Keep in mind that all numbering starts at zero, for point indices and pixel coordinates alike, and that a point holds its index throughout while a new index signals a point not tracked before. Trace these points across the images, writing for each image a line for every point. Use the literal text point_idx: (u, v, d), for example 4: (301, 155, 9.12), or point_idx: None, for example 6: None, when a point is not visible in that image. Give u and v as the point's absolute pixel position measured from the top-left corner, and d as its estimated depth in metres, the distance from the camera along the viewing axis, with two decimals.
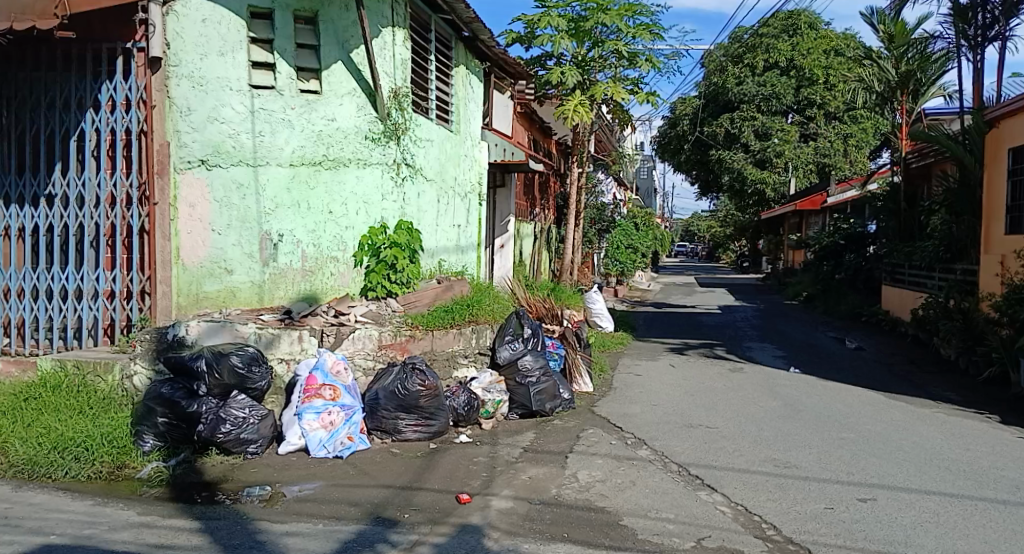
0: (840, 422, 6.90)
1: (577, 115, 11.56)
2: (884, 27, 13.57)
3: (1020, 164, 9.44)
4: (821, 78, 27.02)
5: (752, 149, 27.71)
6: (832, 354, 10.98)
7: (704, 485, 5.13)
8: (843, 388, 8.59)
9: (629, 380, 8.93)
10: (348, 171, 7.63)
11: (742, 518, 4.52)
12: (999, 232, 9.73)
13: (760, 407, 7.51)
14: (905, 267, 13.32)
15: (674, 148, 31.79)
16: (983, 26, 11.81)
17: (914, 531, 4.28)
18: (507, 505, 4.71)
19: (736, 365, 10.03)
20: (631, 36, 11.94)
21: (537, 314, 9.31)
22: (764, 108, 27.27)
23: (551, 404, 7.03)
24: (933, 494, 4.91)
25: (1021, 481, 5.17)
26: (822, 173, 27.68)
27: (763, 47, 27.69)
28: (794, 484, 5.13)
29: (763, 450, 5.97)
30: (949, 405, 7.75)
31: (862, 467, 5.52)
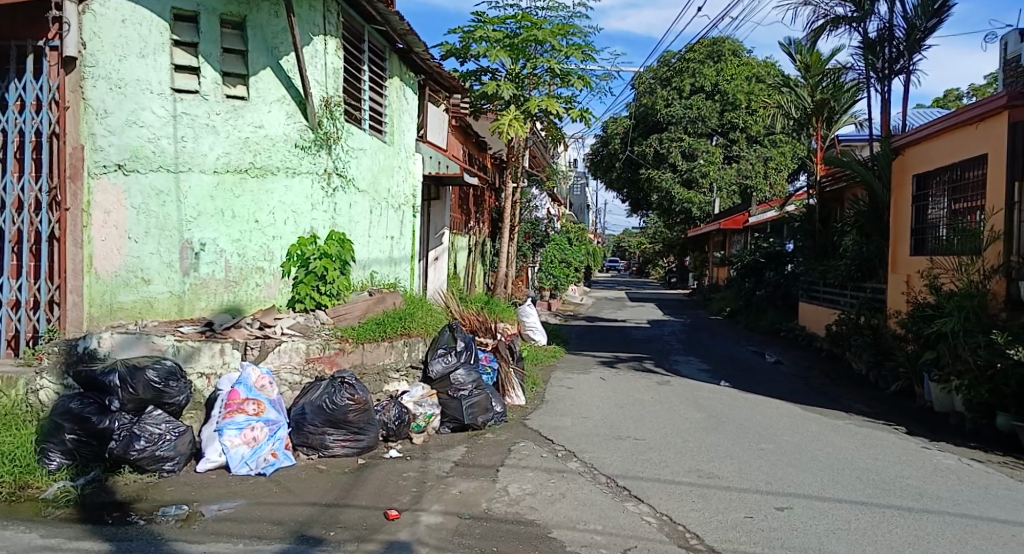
0: (761, 433, 7.16)
1: (511, 129, 11.65)
2: (801, 57, 14.24)
3: (924, 190, 10.02)
4: (743, 103, 28.13)
5: (679, 169, 28.65)
6: (753, 368, 11.38)
7: (632, 496, 5.23)
8: (763, 400, 8.91)
9: (560, 393, 9.00)
10: (276, 180, 7.48)
11: (667, 527, 4.63)
12: (905, 252, 10.33)
13: (686, 419, 7.72)
14: (821, 284, 13.97)
15: (606, 165, 32.48)
16: (889, 59, 12.56)
17: (827, 537, 4.47)
18: (436, 520, 4.67)
19: (664, 378, 10.28)
20: (563, 55, 12.12)
21: (471, 326, 9.30)
22: (690, 129, 28.23)
23: (483, 417, 7.01)
24: (844, 502, 5.14)
25: (925, 490, 5.47)
26: (744, 195, 28.77)
27: (689, 71, 28.70)
28: (717, 494, 5.28)
29: (688, 461, 6.12)
30: (860, 416, 8.14)
31: (780, 476, 5.74)
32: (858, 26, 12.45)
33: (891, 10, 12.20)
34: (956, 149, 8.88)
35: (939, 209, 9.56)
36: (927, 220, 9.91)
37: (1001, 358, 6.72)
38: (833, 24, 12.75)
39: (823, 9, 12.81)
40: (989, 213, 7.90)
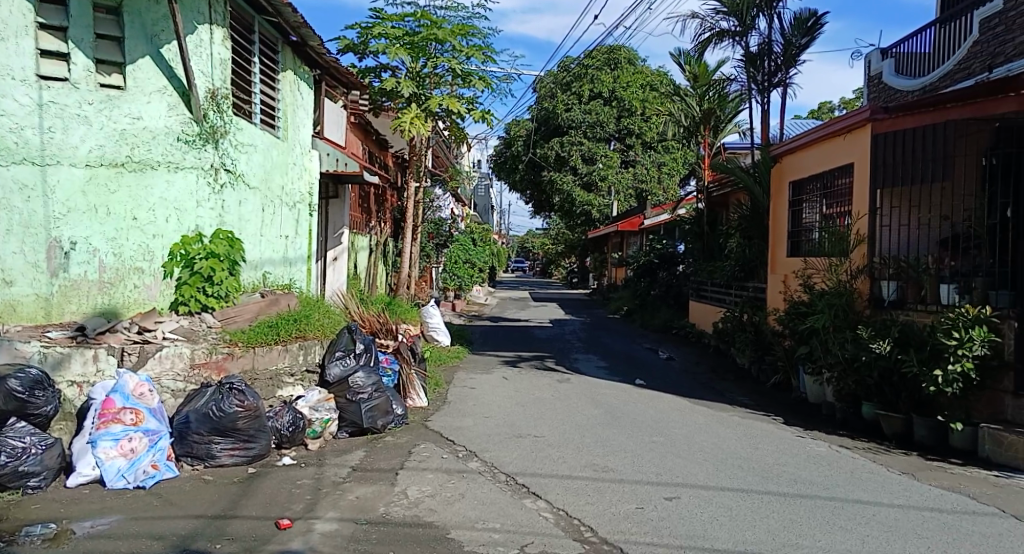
0: (653, 427, 7.44)
1: (413, 128, 11.53)
2: (690, 67, 14.92)
3: (798, 196, 10.74)
4: (639, 110, 29.12)
5: (579, 173, 29.35)
6: (647, 364, 11.81)
7: (530, 493, 5.30)
8: (656, 395, 9.26)
9: (463, 393, 9.02)
10: (156, 175, 7.06)
11: (563, 522, 4.72)
12: (782, 254, 11.03)
13: (584, 416, 7.91)
14: (708, 283, 14.68)
15: (509, 167, 32.79)
16: (768, 72, 13.38)
17: (711, 524, 4.71)
18: (331, 527, 4.56)
19: (564, 376, 10.49)
20: (464, 56, 12.09)
21: (371, 328, 9.14)
22: (589, 134, 28.94)
23: (383, 420, 6.88)
24: (727, 490, 5.42)
25: (799, 476, 5.86)
26: (640, 199, 29.77)
27: (588, 77, 29.45)
28: (610, 487, 5.44)
29: (585, 456, 6.27)
30: (744, 408, 8.62)
31: (669, 467, 5.99)
32: (741, 40, 13.18)
33: (770, 27, 12.99)
34: (827, 157, 9.52)
35: (812, 213, 10.24)
36: (801, 224, 10.61)
37: (865, 352, 7.27)
38: (718, 37, 13.42)
39: (709, 22, 13.46)
40: (856, 217, 8.56)
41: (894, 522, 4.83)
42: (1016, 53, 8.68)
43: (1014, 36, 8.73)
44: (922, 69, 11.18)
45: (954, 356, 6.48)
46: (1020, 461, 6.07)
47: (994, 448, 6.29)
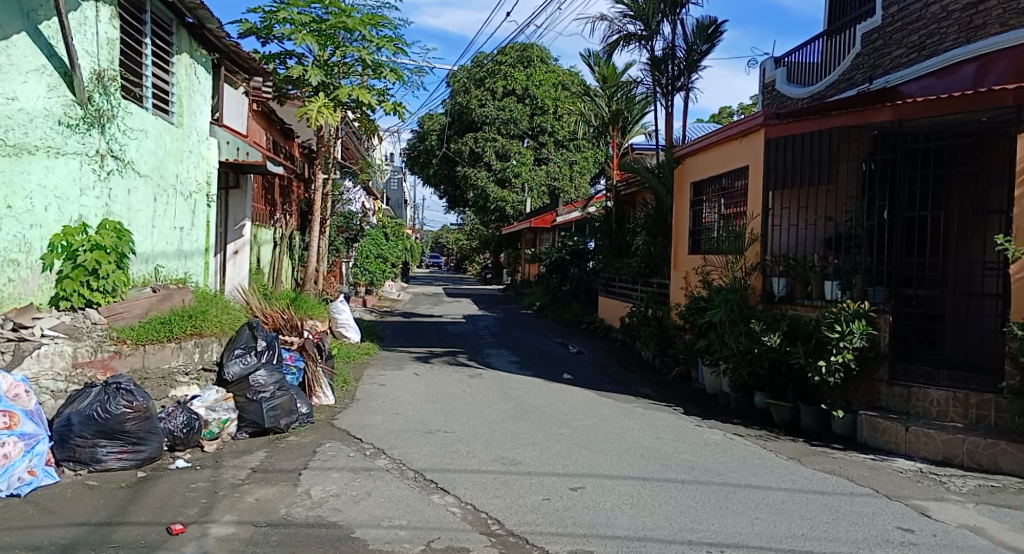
0: (561, 419, 7.58)
1: (320, 117, 11.21)
2: (598, 69, 15.22)
3: (699, 197, 11.20)
4: (551, 108, 29.54)
5: (493, 169, 29.43)
6: (557, 358, 12.00)
7: (438, 488, 5.28)
8: (565, 388, 9.43)
9: (371, 390, 8.88)
10: (33, 160, 6.53)
11: (470, 516, 4.73)
12: (684, 252, 11.46)
13: (494, 410, 7.96)
14: (617, 279, 15.06)
15: (422, 161, 32.43)
16: (672, 76, 13.86)
17: (613, 512, 4.84)
18: (228, 531, 4.39)
19: (475, 371, 10.51)
20: (375, 47, 11.87)
21: (275, 325, 8.85)
22: (503, 131, 29.10)
23: (286, 420, 6.70)
24: (630, 479, 5.59)
25: (696, 463, 6.12)
26: (552, 196, 30.19)
27: (501, 74, 29.59)
28: (518, 479, 5.49)
29: (494, 450, 6.31)
30: (647, 399, 8.91)
31: (576, 458, 6.12)
32: (646, 44, 13.58)
33: (674, 32, 13.44)
34: (725, 160, 9.96)
35: (711, 213, 10.68)
36: (701, 223, 11.06)
37: (757, 344, 7.66)
38: (625, 40, 13.78)
39: (616, 25, 13.78)
40: (750, 217, 9.01)
41: (782, 504, 5.11)
42: (893, 66, 9.35)
43: (891, 50, 9.40)
44: (813, 77, 11.84)
45: (836, 347, 6.94)
46: (893, 445, 6.56)
47: (870, 434, 6.77)
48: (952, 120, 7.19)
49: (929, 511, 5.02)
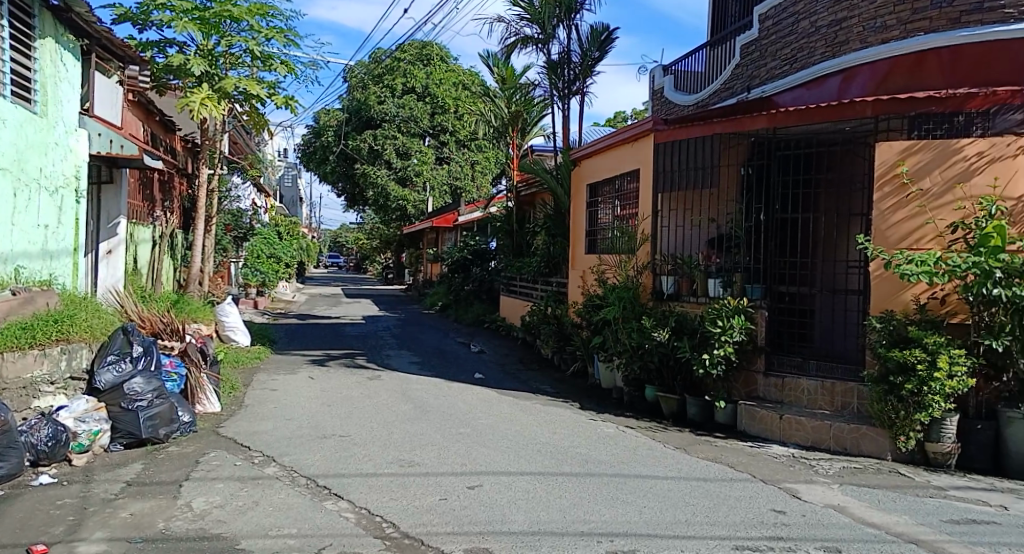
0: (460, 419, 7.58)
1: (204, 109, 10.67)
2: (497, 70, 15.34)
3: (594, 198, 11.49)
4: (452, 107, 29.54)
5: (393, 167, 29.04)
6: (458, 358, 11.99)
7: (331, 494, 5.15)
8: (464, 388, 9.43)
9: (262, 396, 8.55)
10: None
11: (364, 520, 4.65)
12: (581, 252, 11.73)
13: (392, 412, 7.86)
14: (518, 279, 15.21)
15: (318, 158, 31.47)
16: (568, 80, 14.18)
17: (510, 508, 4.90)
18: (98, 550, 4.11)
19: (373, 373, 10.34)
20: (263, 37, 11.42)
21: (153, 330, 8.36)
22: (403, 129, 28.81)
23: (166, 430, 6.35)
24: (527, 475, 5.66)
25: (590, 456, 6.28)
26: (454, 195, 30.12)
27: (400, 71, 29.23)
28: (415, 481, 5.45)
29: (390, 452, 6.23)
30: (545, 396, 9.05)
31: (474, 457, 6.14)
32: (543, 47, 13.81)
33: (569, 37, 13.75)
34: (618, 164, 10.29)
35: (606, 214, 10.99)
36: (597, 223, 11.36)
37: (647, 340, 7.96)
38: (522, 42, 13.95)
39: (513, 27, 13.92)
40: (641, 218, 9.34)
41: (669, 492, 5.34)
42: (769, 77, 9.94)
43: (766, 62, 9.99)
44: (698, 85, 12.41)
45: (718, 341, 7.32)
46: (769, 433, 6.99)
47: (749, 422, 7.20)
48: (819, 129, 7.75)
49: (799, 493, 5.38)
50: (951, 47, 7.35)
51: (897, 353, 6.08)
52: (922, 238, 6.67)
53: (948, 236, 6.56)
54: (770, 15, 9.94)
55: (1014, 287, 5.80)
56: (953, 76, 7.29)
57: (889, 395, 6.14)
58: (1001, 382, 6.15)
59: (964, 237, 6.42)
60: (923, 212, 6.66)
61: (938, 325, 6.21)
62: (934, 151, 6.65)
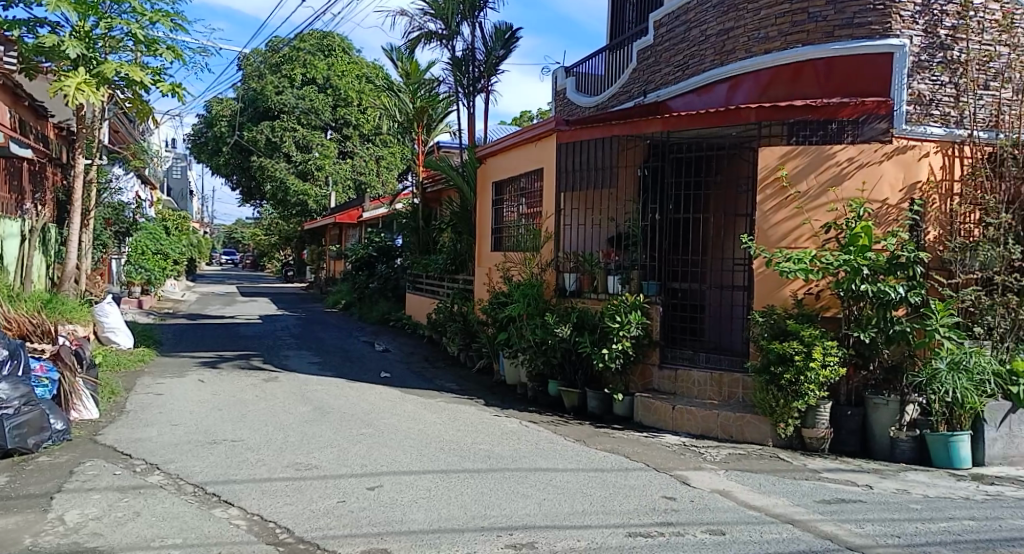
0: (361, 419, 7.45)
1: (81, 95, 9.96)
2: (401, 64, 15.16)
3: (499, 195, 11.57)
4: (355, 100, 28.97)
5: (293, 160, 28.15)
6: (360, 357, 11.78)
7: (221, 501, 4.95)
8: (366, 388, 9.28)
9: (147, 401, 8.09)
10: None
11: (256, 527, 4.49)
12: (487, 249, 11.79)
13: (289, 414, 7.63)
14: (423, 276, 15.11)
15: (211, 149, 30.04)
16: (473, 78, 14.21)
17: (409, 507, 4.86)
18: None
19: (270, 375, 9.99)
20: (148, 21, 10.78)
21: (20, 331, 7.76)
22: (303, 121, 28.02)
23: (36, 439, 5.91)
24: (428, 473, 5.64)
25: (492, 452, 6.33)
26: (358, 190, 29.53)
27: (299, 61, 28.37)
28: (311, 484, 5.31)
29: (286, 456, 6.05)
30: (450, 394, 9.04)
31: (374, 457, 6.05)
32: (447, 43, 13.77)
33: (473, 35, 13.77)
34: (522, 163, 10.41)
35: (511, 212, 11.10)
36: (502, 220, 11.45)
37: (550, 336, 8.10)
38: (425, 37, 13.85)
39: (417, 22, 13.81)
40: (545, 217, 9.49)
41: (567, 484, 5.46)
42: (664, 82, 10.32)
43: (661, 67, 10.36)
44: (598, 87, 12.72)
45: (616, 336, 7.55)
46: (663, 424, 7.28)
47: (644, 413, 7.46)
48: (709, 133, 8.15)
49: (688, 479, 5.63)
50: (825, 59, 7.88)
51: (777, 345, 6.46)
52: (799, 238, 7.14)
53: (822, 236, 7.07)
54: (664, 23, 10.32)
55: (879, 283, 6.30)
56: (826, 85, 7.88)
57: (770, 384, 6.51)
58: (868, 371, 6.64)
59: (836, 237, 6.92)
60: (801, 213, 7.13)
61: (813, 319, 6.65)
62: (810, 156, 7.12)
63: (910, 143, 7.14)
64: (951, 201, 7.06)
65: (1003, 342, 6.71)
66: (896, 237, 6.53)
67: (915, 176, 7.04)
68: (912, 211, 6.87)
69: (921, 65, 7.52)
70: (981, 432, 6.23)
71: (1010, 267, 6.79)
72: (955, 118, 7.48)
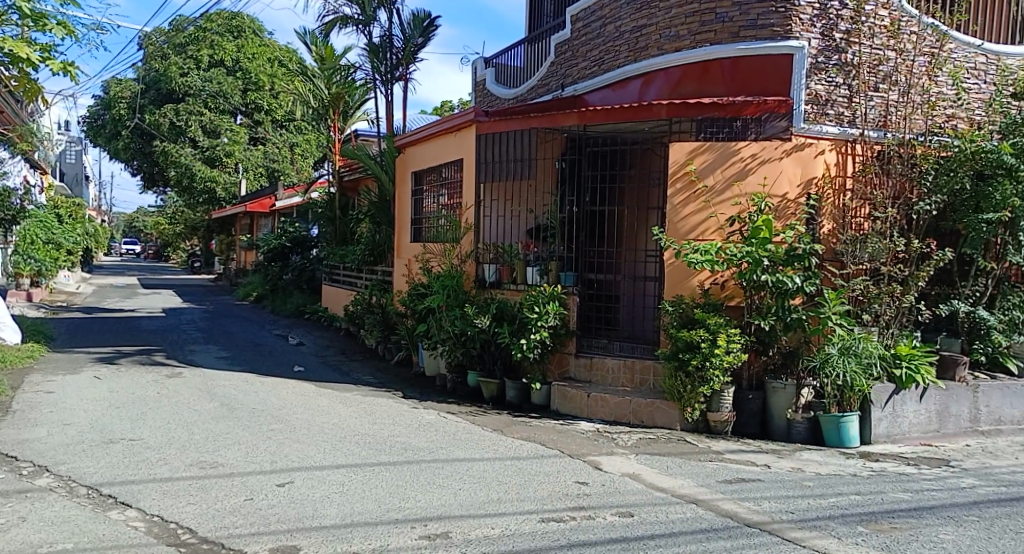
0: (271, 415, 7.25)
1: None
2: (316, 48, 14.76)
3: (419, 186, 11.46)
4: (267, 85, 27.98)
5: (200, 145, 26.97)
6: (272, 351, 11.43)
7: (117, 503, 4.72)
8: (278, 382, 9.02)
9: (36, 400, 7.59)
10: None
11: (156, 528, 4.31)
12: (406, 240, 11.66)
13: (195, 411, 7.33)
14: (340, 268, 14.81)
15: (109, 132, 28.36)
16: (390, 65, 14.00)
17: (321, 502, 4.78)
18: None
19: (174, 370, 9.56)
20: None
21: None
22: (210, 104, 26.88)
23: None
24: (341, 467, 5.55)
25: (409, 444, 6.29)
26: (271, 178, 28.57)
27: (207, 42, 27.16)
28: (217, 482, 5.13)
29: (190, 454, 5.82)
30: (366, 387, 8.92)
31: (285, 453, 5.90)
32: (364, 29, 13.49)
33: (390, 21, 13.55)
34: (442, 154, 10.34)
35: (431, 203, 11.01)
36: (422, 211, 11.36)
37: (469, 326, 8.10)
38: (341, 22, 13.53)
39: (331, 6, 13.46)
40: (464, 208, 9.47)
41: (483, 474, 5.49)
42: (581, 76, 10.48)
43: (578, 61, 10.50)
44: (517, 79, 12.80)
45: (535, 326, 7.64)
46: (578, 411, 7.44)
47: (561, 401, 7.60)
48: (623, 128, 8.35)
49: (601, 464, 5.78)
50: (730, 59, 8.19)
51: (685, 333, 6.70)
52: (706, 231, 7.43)
53: (727, 229, 7.38)
54: (580, 17, 10.47)
55: (779, 274, 6.63)
56: (731, 84, 8.20)
57: (679, 370, 6.76)
58: (767, 356, 6.99)
59: (740, 229, 7.23)
60: (708, 207, 7.41)
61: (718, 307, 6.94)
62: (717, 152, 7.40)
63: (807, 141, 7.58)
64: (844, 197, 7.53)
65: (889, 328, 7.22)
66: (793, 230, 6.86)
67: (812, 172, 7.48)
68: (808, 205, 7.31)
69: (818, 66, 7.93)
70: (868, 412, 6.66)
71: (895, 258, 7.29)
72: (848, 117, 7.94)
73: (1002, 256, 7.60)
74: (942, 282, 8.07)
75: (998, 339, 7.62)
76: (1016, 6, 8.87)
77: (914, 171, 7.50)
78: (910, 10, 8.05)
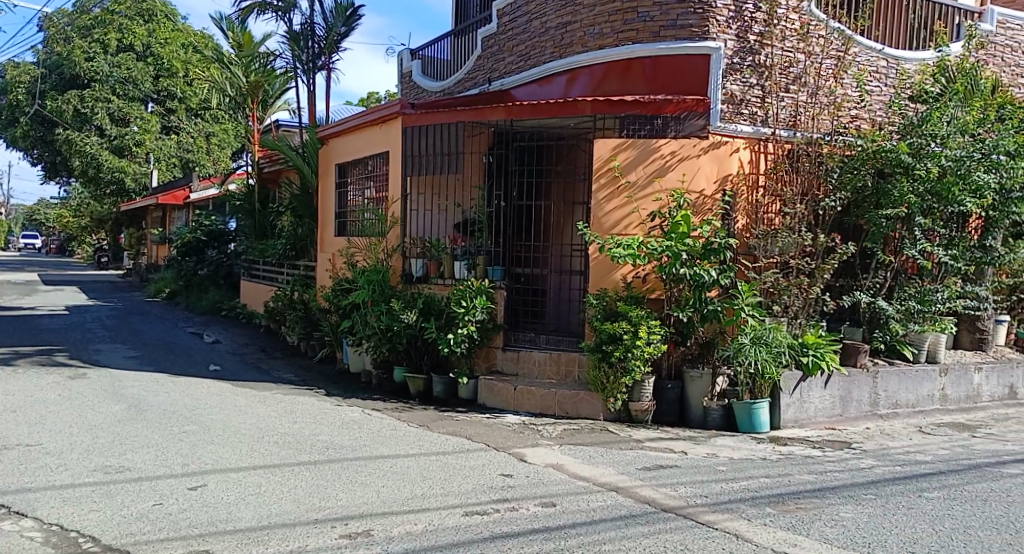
0: (184, 416, 6.97)
1: None
2: (233, 35, 14.28)
3: (343, 178, 11.23)
4: (181, 71, 26.77)
5: (107, 134, 25.62)
6: (187, 349, 10.99)
7: (12, 513, 4.44)
8: (191, 382, 8.68)
9: None
10: None
11: (55, 538, 4.08)
12: (330, 234, 11.41)
13: (101, 414, 6.97)
14: (260, 263, 14.38)
15: (5, 119, 26.58)
16: (312, 54, 13.70)
17: (236, 505, 4.64)
18: None
19: (77, 371, 9.06)
20: None
21: None
22: (119, 91, 25.55)
23: None
24: (258, 468, 5.40)
25: (331, 442, 6.18)
26: (185, 168, 27.40)
27: (114, 25, 25.76)
28: (124, 488, 4.90)
29: (94, 459, 5.53)
30: (286, 385, 8.69)
31: (198, 456, 5.69)
32: (283, 16, 13.11)
33: (312, 9, 13.23)
34: (366, 146, 10.17)
35: (356, 196, 10.82)
36: (346, 204, 11.14)
37: (394, 322, 8.01)
38: (260, 8, 13.11)
39: None
40: (390, 202, 9.35)
41: (407, 470, 5.45)
42: (506, 71, 10.50)
43: (503, 56, 10.51)
44: (443, 72, 12.72)
45: (462, 321, 7.63)
46: (504, 404, 7.48)
47: (487, 395, 7.62)
48: (548, 123, 8.42)
49: (525, 456, 5.83)
50: (651, 58, 8.37)
51: (608, 325, 6.84)
52: (629, 225, 7.58)
53: (648, 224, 7.56)
54: (506, 12, 10.47)
55: (696, 267, 6.84)
56: (652, 83, 8.38)
57: (602, 361, 6.89)
58: (686, 347, 7.21)
59: (661, 224, 7.43)
60: (630, 202, 7.57)
61: (640, 300, 7.11)
62: (639, 149, 7.56)
63: (723, 139, 7.84)
64: (757, 193, 7.84)
65: (797, 318, 7.58)
66: (710, 225, 7.10)
67: (727, 169, 7.77)
68: (724, 201, 7.58)
69: (733, 67, 8.18)
70: (778, 398, 6.97)
71: (803, 252, 7.65)
72: (761, 117, 8.18)
73: (899, 250, 8.07)
74: (846, 274, 8.52)
75: (895, 327, 8.11)
76: (913, 13, 9.41)
77: (821, 169, 7.89)
78: (818, 14, 8.38)
